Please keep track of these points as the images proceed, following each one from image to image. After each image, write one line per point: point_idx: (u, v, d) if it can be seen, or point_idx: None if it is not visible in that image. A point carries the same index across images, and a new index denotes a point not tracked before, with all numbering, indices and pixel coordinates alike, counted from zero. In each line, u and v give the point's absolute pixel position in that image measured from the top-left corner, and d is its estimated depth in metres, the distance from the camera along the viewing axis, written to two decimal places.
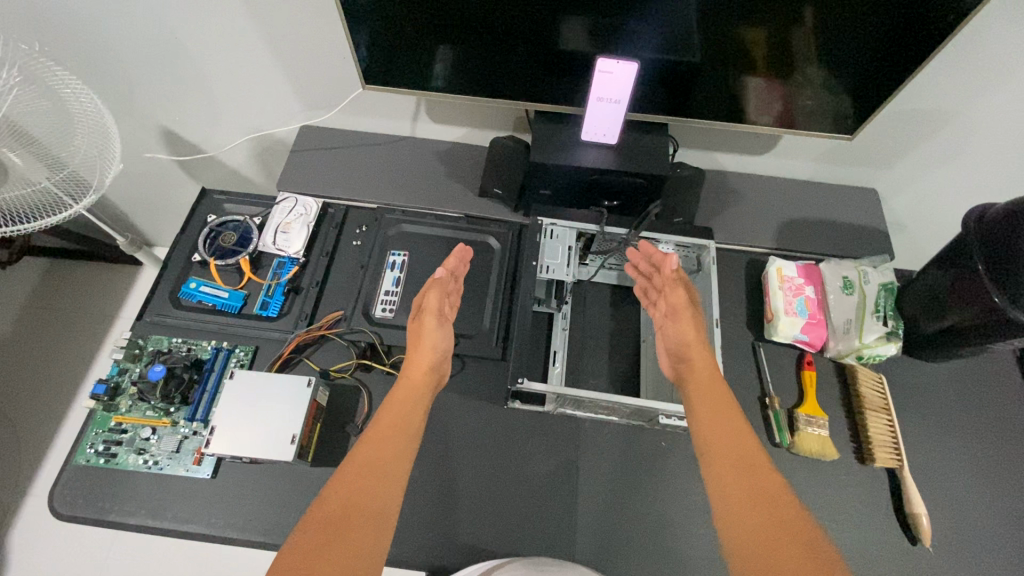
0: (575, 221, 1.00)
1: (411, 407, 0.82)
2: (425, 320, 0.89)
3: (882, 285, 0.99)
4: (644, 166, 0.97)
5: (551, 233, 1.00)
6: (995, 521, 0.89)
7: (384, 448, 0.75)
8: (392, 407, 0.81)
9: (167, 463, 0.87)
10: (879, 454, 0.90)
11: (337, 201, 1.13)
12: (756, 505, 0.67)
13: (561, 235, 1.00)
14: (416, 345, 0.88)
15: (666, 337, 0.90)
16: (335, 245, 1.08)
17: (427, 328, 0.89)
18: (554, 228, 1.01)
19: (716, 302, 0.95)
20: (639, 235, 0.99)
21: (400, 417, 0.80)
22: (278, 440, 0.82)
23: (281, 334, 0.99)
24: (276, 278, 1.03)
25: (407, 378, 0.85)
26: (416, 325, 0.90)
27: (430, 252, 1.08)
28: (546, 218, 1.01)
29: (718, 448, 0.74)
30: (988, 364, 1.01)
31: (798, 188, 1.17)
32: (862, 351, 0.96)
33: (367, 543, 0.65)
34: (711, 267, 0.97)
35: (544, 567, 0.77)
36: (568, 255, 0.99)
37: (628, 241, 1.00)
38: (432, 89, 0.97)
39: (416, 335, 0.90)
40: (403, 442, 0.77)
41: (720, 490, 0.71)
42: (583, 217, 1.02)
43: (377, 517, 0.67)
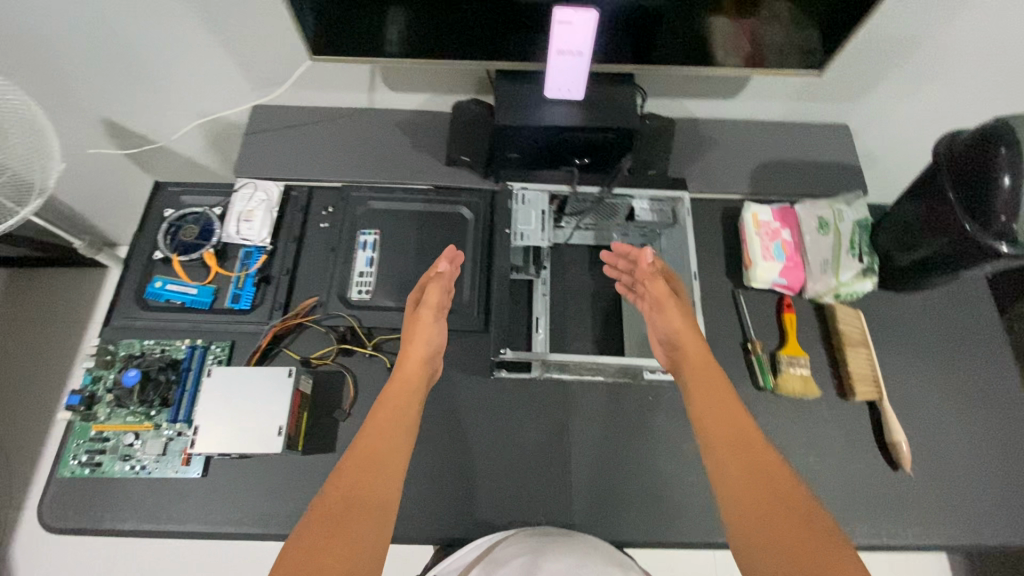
0: (545, 183, 1.00)
1: (405, 406, 0.80)
2: (422, 315, 0.88)
3: (856, 223, 1.00)
4: (612, 119, 0.94)
5: (522, 198, 0.99)
6: (969, 440, 0.93)
7: (380, 445, 0.73)
8: (389, 402, 0.80)
9: (155, 467, 0.86)
10: (860, 388, 0.92)
11: (300, 182, 1.08)
12: (751, 478, 0.67)
13: (532, 199, 0.99)
14: (411, 337, 0.87)
15: (655, 326, 0.89)
16: (301, 230, 1.04)
17: (424, 322, 0.88)
18: (526, 193, 0.99)
19: (694, 251, 0.95)
20: (613, 191, 0.99)
21: (393, 416, 0.78)
22: (265, 432, 0.81)
23: (257, 326, 0.96)
24: (245, 269, 1.00)
25: (399, 373, 0.84)
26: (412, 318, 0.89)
27: (402, 228, 1.05)
28: (516, 183, 1.01)
29: (711, 427, 0.74)
30: (964, 291, 1.03)
31: (769, 129, 1.15)
32: (840, 289, 0.98)
33: (367, 541, 0.63)
34: (689, 220, 0.97)
35: (546, 534, 0.79)
36: (541, 220, 0.97)
37: (602, 198, 0.99)
38: (387, 56, 0.92)
39: (410, 329, 0.88)
40: (398, 438, 0.75)
41: (715, 467, 0.70)
42: (553, 179, 1.02)
43: (375, 512, 0.66)
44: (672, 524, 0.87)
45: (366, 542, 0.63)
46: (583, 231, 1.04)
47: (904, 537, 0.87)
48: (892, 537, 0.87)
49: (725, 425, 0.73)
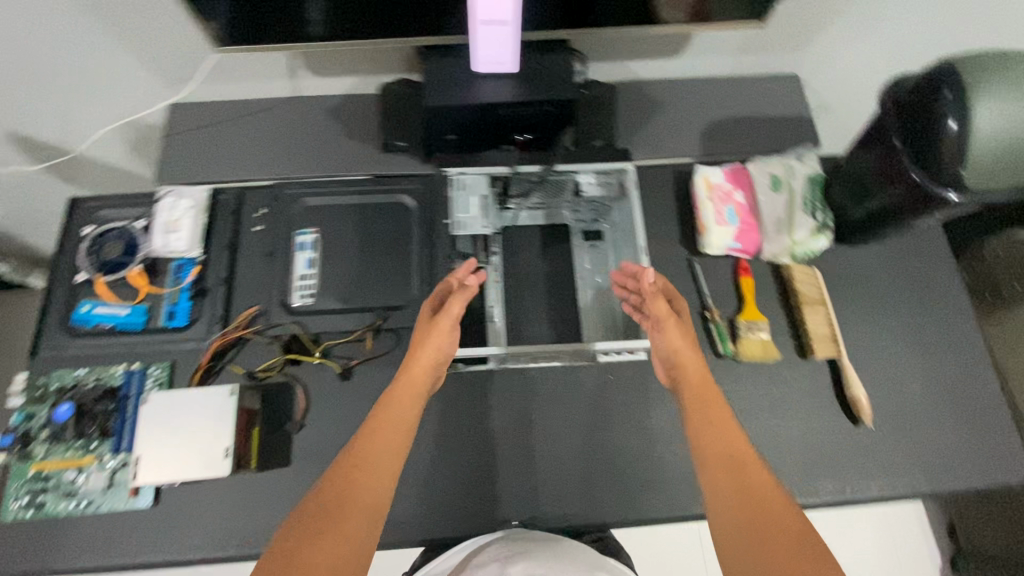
0: (483, 166, 0.98)
1: (407, 407, 0.75)
2: (440, 321, 0.83)
3: (808, 178, 0.98)
4: (549, 91, 0.89)
5: (460, 183, 0.98)
6: (928, 388, 0.94)
7: (369, 447, 0.69)
8: (391, 402, 0.75)
9: (102, 501, 0.83)
10: (817, 346, 0.92)
11: (228, 184, 1.01)
12: (747, 508, 0.62)
13: (471, 183, 0.98)
14: (421, 344, 0.82)
15: (655, 344, 0.84)
16: (234, 236, 0.98)
17: (441, 329, 0.83)
18: (464, 177, 0.98)
19: (639, 218, 0.93)
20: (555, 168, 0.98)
21: (390, 416, 0.73)
22: (210, 456, 0.78)
23: (196, 343, 0.91)
24: (178, 283, 0.94)
25: (406, 375, 0.79)
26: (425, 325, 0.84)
27: (341, 224, 0.99)
28: (452, 167, 0.98)
29: (708, 447, 0.69)
30: (920, 238, 1.01)
31: (718, 86, 1.10)
32: (795, 248, 0.96)
33: (350, 547, 0.59)
34: (635, 194, 0.95)
35: (525, 538, 0.78)
36: (481, 206, 0.97)
37: (545, 175, 0.97)
38: (310, 36, 0.84)
39: (422, 333, 0.83)
40: (389, 437, 0.70)
41: (708, 491, 0.66)
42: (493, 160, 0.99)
43: (358, 519, 0.62)
44: (640, 502, 0.87)
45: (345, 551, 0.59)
46: (532, 210, 1.00)
47: (867, 491, 0.88)
48: (855, 492, 0.88)
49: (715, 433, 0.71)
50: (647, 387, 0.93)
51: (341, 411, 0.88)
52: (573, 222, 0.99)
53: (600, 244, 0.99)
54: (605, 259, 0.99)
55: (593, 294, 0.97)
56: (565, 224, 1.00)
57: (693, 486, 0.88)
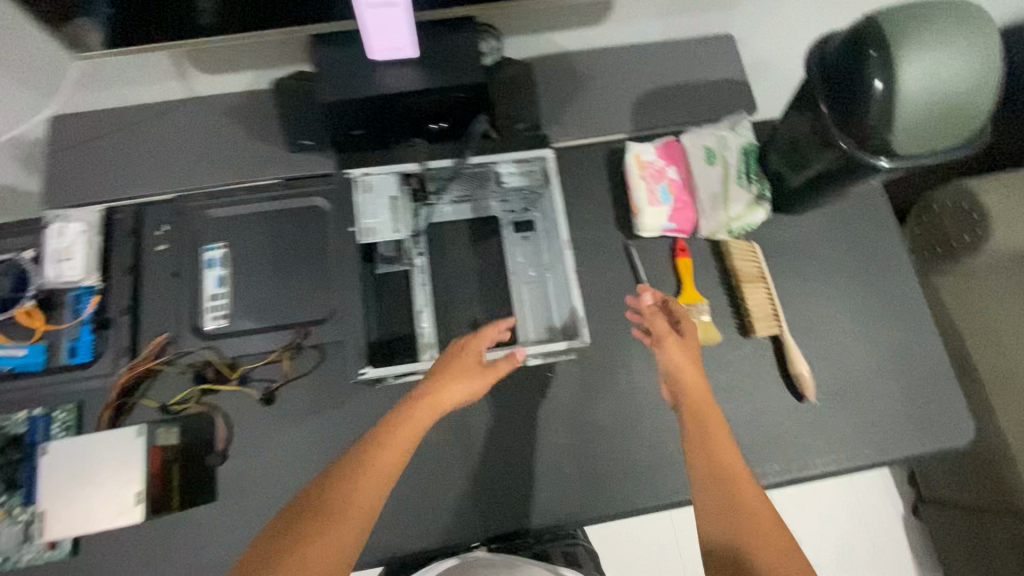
0: (391, 165, 0.90)
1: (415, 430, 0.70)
2: (481, 373, 0.76)
3: (741, 148, 0.93)
4: (455, 74, 0.81)
5: (368, 186, 0.90)
6: (873, 357, 0.92)
7: (362, 470, 0.64)
8: (402, 427, 0.69)
9: (18, 556, 0.78)
10: (759, 324, 0.89)
11: (123, 202, 0.93)
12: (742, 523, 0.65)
13: (379, 185, 0.89)
14: (455, 376, 0.75)
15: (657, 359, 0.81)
16: (135, 258, 0.91)
17: (477, 380, 0.76)
18: (369, 179, 0.90)
19: (560, 210, 0.88)
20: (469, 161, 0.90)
21: (398, 439, 0.68)
22: (123, 503, 0.74)
23: (103, 380, 0.85)
24: (77, 316, 0.87)
25: (424, 407, 0.71)
26: (462, 354, 0.77)
27: (252, 235, 0.92)
28: (356, 169, 0.90)
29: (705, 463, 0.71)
30: (861, 202, 0.98)
31: (649, 53, 1.03)
32: (732, 224, 0.91)
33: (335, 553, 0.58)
34: (555, 182, 0.90)
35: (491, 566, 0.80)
36: (391, 210, 0.89)
37: (458, 169, 0.90)
38: (203, 28, 0.74)
39: (455, 370, 0.75)
40: (388, 462, 0.66)
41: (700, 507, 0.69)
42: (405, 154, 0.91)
43: (349, 528, 0.60)
44: (586, 501, 0.84)
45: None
46: (457, 203, 0.94)
47: (814, 467, 0.87)
48: (802, 470, 0.86)
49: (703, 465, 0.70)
50: (588, 381, 0.89)
51: (267, 436, 0.84)
52: (501, 212, 0.95)
53: (532, 235, 0.94)
54: (536, 250, 0.94)
55: (527, 288, 0.92)
56: (493, 216, 0.95)
57: (639, 479, 0.85)
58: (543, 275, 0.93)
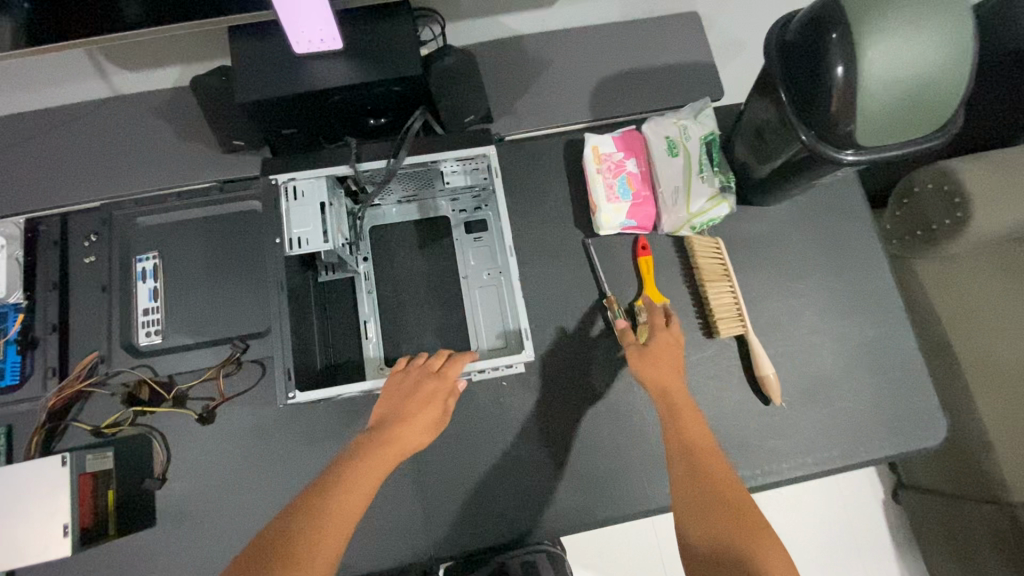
0: (320, 168, 0.80)
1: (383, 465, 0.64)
2: (439, 412, 0.71)
3: (704, 139, 0.87)
4: (388, 67, 0.75)
5: (295, 193, 0.78)
6: (842, 354, 0.88)
7: (326, 512, 0.57)
8: (363, 469, 0.62)
9: None
10: (724, 325, 0.85)
11: (48, 212, 0.88)
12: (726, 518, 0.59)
13: (307, 192, 0.78)
14: (413, 415, 0.69)
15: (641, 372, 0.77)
16: (63, 272, 0.86)
17: (434, 419, 0.70)
18: (296, 186, 0.79)
19: (506, 214, 0.81)
20: (404, 162, 0.80)
21: (359, 478, 0.61)
22: (49, 537, 0.69)
23: (32, 402, 0.81)
24: (2, 335, 0.82)
25: (388, 449, 0.65)
26: (420, 388, 0.71)
27: (185, 244, 0.87)
28: (281, 175, 0.79)
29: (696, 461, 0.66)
30: (832, 191, 0.93)
31: (607, 36, 0.97)
32: (694, 221, 0.86)
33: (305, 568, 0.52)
34: (498, 182, 0.81)
35: None
36: (322, 218, 0.77)
37: (393, 170, 0.80)
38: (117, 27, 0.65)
39: (413, 410, 0.69)
40: (352, 504, 0.59)
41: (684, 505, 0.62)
42: (338, 154, 0.82)
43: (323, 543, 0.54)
44: (542, 515, 0.81)
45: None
46: (403, 204, 0.90)
47: (780, 472, 0.83)
48: (767, 475, 0.83)
49: (700, 501, 0.62)
50: (544, 388, 0.85)
51: (206, 457, 0.80)
52: (452, 212, 0.89)
53: (485, 235, 0.88)
54: (490, 252, 0.87)
55: (479, 294, 0.86)
56: (442, 216, 0.90)
57: (599, 490, 0.82)
58: (497, 279, 0.86)
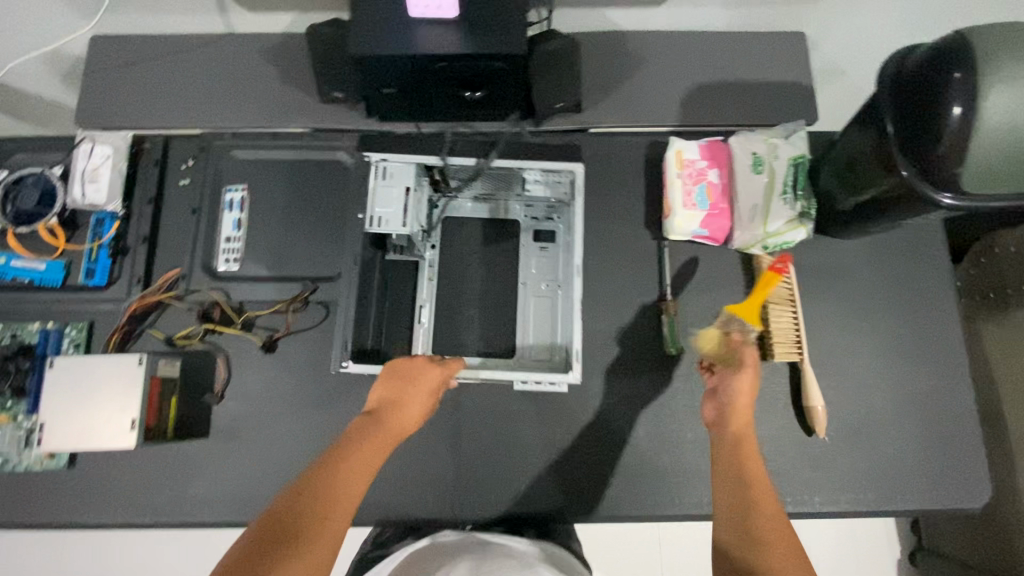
0: (411, 154, 0.86)
1: (377, 450, 0.66)
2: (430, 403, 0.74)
3: (794, 159, 0.86)
4: (496, 42, 0.76)
5: (384, 172, 0.84)
6: (895, 400, 0.86)
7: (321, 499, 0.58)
8: (362, 451, 0.65)
9: (18, 460, 0.81)
10: (779, 349, 0.84)
11: (153, 131, 0.93)
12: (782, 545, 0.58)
13: (396, 173, 0.84)
14: (407, 403, 0.72)
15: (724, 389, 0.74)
16: (158, 190, 0.91)
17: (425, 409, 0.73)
18: (387, 165, 0.85)
19: (581, 227, 0.84)
20: (491, 162, 0.86)
21: (350, 469, 0.62)
22: (116, 428, 0.75)
23: (115, 305, 0.87)
24: (97, 239, 0.88)
25: (381, 436, 0.68)
26: (417, 376, 0.73)
27: (273, 182, 0.91)
28: (374, 152, 0.85)
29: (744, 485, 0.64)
30: (913, 234, 0.91)
31: (709, 43, 0.96)
32: (768, 240, 0.86)
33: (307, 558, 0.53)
34: (580, 198, 0.85)
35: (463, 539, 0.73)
36: (405, 200, 0.83)
37: (481, 169, 0.87)
38: None
39: (404, 399, 0.72)
40: (349, 489, 0.61)
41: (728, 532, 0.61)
42: (429, 145, 0.88)
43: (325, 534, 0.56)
44: (568, 498, 0.83)
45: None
46: (478, 203, 0.93)
47: (810, 504, 0.82)
48: (797, 504, 0.82)
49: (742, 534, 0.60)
50: (588, 380, 0.86)
51: (263, 384, 0.84)
52: (524, 217, 0.92)
53: (551, 246, 0.91)
54: (552, 263, 0.90)
55: (534, 302, 0.88)
56: (511, 220, 0.92)
57: (626, 487, 0.83)
58: (554, 290, 0.88)
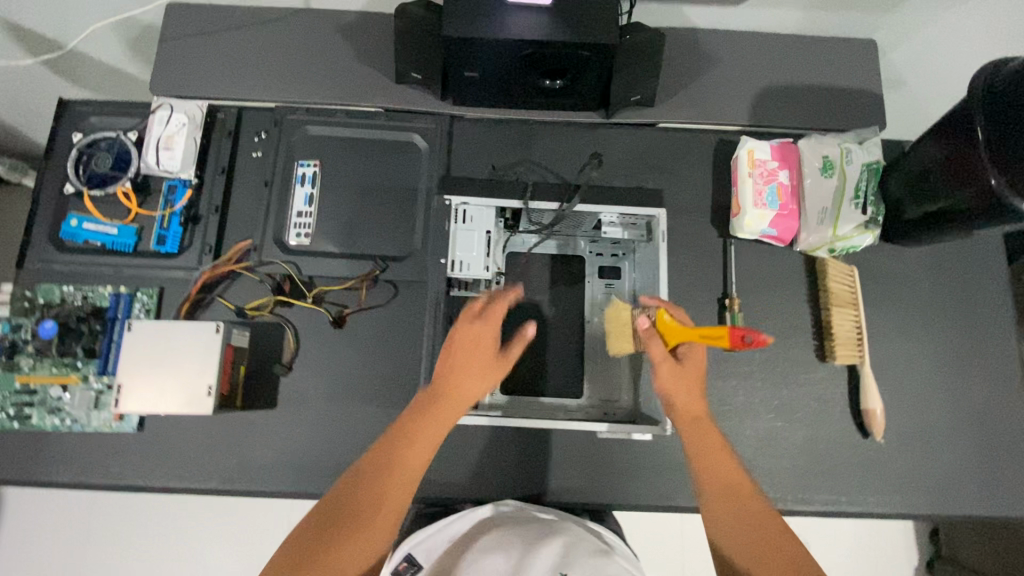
0: (491, 197, 0.82)
1: (429, 424, 0.61)
2: (487, 362, 0.65)
3: (866, 164, 0.87)
4: (588, 31, 0.76)
5: (464, 216, 0.81)
6: (951, 408, 0.87)
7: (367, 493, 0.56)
8: (418, 431, 0.60)
9: (87, 420, 0.82)
10: (841, 351, 0.86)
11: (226, 102, 0.93)
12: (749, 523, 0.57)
13: (476, 217, 0.81)
14: (459, 367, 0.64)
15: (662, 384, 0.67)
16: (231, 160, 0.92)
17: (482, 371, 0.64)
18: (466, 209, 0.81)
19: (664, 278, 0.78)
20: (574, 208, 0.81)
21: (400, 450, 0.59)
22: (192, 393, 0.75)
23: (186, 273, 0.87)
24: (169, 206, 0.88)
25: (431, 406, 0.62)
26: (464, 335, 0.65)
27: (345, 160, 0.92)
28: (454, 196, 0.81)
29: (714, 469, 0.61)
30: (974, 246, 0.92)
31: (783, 46, 0.96)
32: (835, 243, 0.87)
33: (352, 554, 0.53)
34: (663, 244, 0.79)
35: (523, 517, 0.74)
36: (486, 244, 0.80)
37: (561, 214, 0.83)
38: None
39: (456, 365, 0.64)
40: (405, 476, 0.58)
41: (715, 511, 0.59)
42: (510, 188, 0.85)
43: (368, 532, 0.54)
44: (628, 486, 0.84)
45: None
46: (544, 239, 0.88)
47: (864, 505, 0.84)
48: (852, 504, 0.84)
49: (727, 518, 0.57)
50: None
51: (331, 358, 0.85)
52: (589, 253, 0.88)
53: (617, 284, 0.87)
54: (619, 302, 0.87)
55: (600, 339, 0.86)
56: (579, 256, 0.89)
57: (684, 478, 0.84)
58: None
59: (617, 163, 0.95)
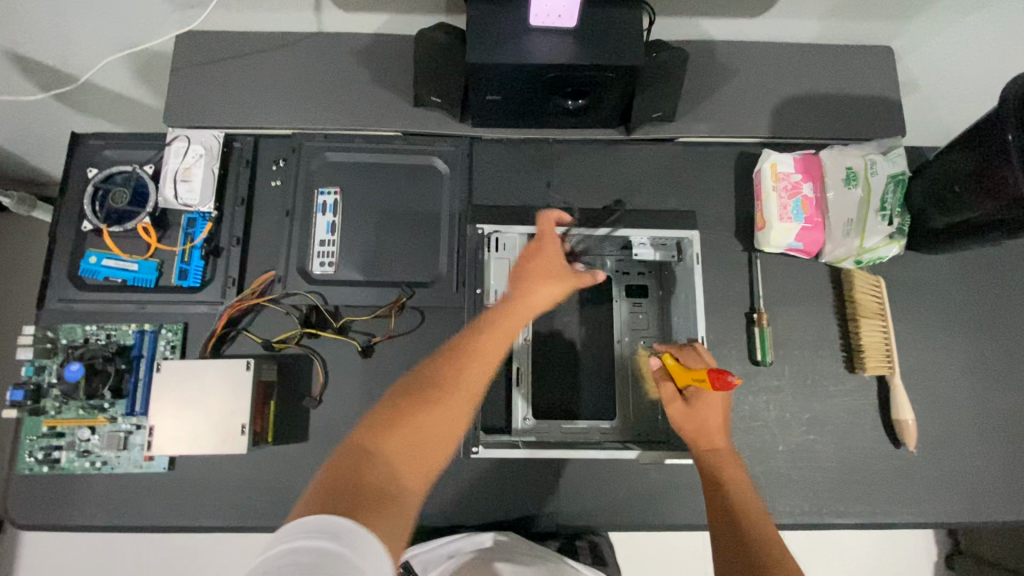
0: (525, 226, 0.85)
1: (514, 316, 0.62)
2: (558, 265, 0.69)
3: (891, 176, 0.87)
4: (613, 53, 0.75)
5: (498, 245, 0.84)
6: (981, 415, 0.88)
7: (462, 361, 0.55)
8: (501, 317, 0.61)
9: (117, 462, 0.81)
10: (871, 363, 0.86)
11: (242, 130, 0.92)
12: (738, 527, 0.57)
13: (509, 245, 0.85)
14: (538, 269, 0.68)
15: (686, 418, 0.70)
16: (250, 189, 0.91)
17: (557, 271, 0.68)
18: (500, 238, 0.84)
19: (701, 299, 0.79)
20: (609, 233, 0.83)
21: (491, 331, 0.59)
22: (226, 433, 0.75)
23: (210, 307, 0.86)
24: (189, 240, 0.87)
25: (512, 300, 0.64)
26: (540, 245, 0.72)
27: (366, 187, 0.91)
28: (488, 225, 0.84)
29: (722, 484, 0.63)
30: (997, 252, 0.92)
31: (802, 56, 0.95)
32: (863, 255, 0.87)
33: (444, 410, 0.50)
34: (698, 266, 0.81)
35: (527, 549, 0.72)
36: None
37: (594, 240, 0.84)
38: None
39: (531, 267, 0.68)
40: (490, 352, 0.57)
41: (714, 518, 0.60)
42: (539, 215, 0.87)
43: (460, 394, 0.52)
44: (664, 506, 0.84)
45: (409, 488, 0.46)
46: None
47: (897, 516, 0.84)
48: (885, 515, 0.84)
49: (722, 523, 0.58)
50: None
51: (361, 389, 0.85)
52: (615, 272, 0.88)
53: (644, 302, 0.88)
54: (648, 321, 0.87)
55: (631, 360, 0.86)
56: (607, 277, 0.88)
57: None
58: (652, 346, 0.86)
59: (638, 180, 0.94)
